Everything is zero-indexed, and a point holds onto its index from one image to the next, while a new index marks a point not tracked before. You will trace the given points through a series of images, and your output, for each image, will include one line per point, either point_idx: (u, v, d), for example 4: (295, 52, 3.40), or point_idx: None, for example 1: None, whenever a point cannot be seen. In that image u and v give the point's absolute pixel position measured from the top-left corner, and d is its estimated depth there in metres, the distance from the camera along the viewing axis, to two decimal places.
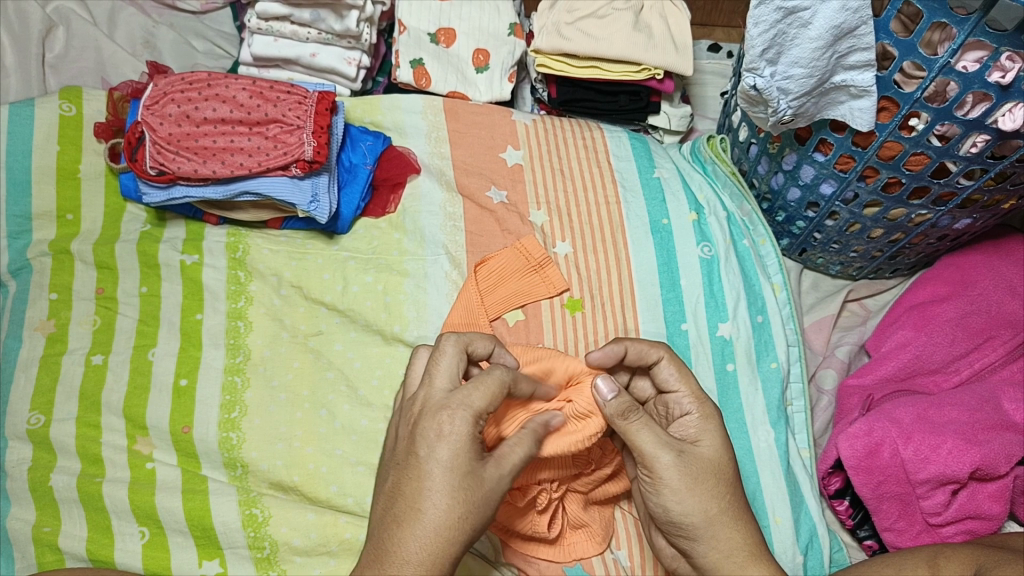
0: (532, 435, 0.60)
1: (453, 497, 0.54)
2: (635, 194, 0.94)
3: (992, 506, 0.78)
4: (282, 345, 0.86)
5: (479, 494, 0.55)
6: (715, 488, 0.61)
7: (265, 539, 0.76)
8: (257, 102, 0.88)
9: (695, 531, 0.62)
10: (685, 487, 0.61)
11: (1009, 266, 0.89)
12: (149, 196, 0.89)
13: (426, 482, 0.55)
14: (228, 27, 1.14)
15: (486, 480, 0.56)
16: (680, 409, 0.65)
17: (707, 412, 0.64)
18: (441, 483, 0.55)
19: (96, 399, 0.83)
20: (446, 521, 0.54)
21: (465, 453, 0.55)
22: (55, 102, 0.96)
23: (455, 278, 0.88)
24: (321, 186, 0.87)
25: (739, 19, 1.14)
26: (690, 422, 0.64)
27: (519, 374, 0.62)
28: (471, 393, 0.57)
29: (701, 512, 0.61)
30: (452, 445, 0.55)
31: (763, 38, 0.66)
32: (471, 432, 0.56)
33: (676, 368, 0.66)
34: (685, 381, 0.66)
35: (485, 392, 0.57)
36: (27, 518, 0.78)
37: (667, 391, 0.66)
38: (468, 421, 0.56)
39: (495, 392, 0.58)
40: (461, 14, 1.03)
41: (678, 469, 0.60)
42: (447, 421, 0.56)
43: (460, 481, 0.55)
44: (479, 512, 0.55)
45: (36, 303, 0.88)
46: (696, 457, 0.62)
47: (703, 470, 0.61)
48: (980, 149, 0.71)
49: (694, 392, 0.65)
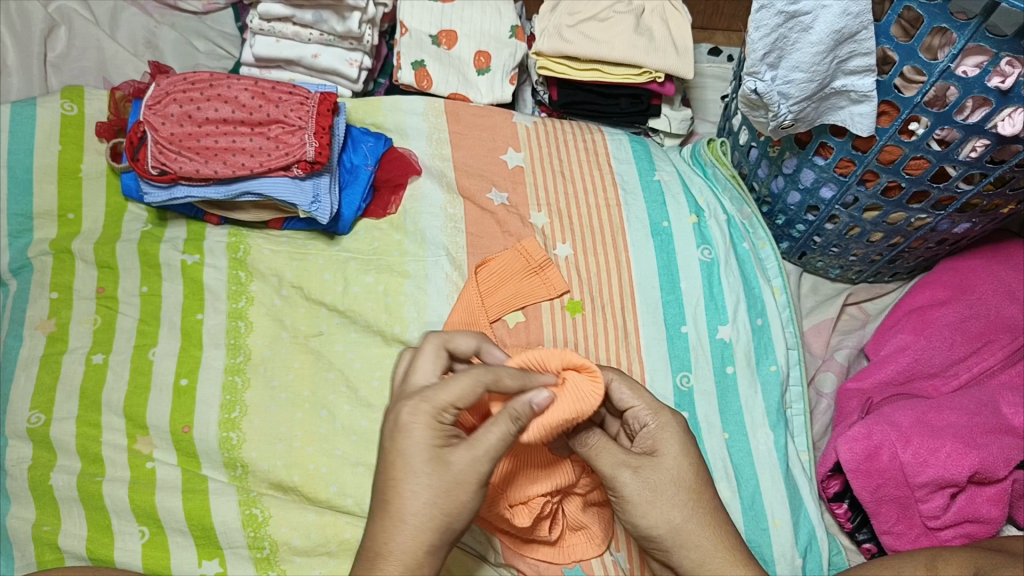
0: (509, 415, 0.57)
1: (419, 484, 0.54)
2: (635, 197, 0.94)
3: (991, 510, 0.78)
4: (283, 345, 0.86)
5: (446, 480, 0.55)
6: (674, 498, 0.62)
7: (265, 539, 0.77)
8: (259, 103, 0.88)
9: (663, 541, 0.63)
10: (646, 501, 0.62)
11: (1008, 271, 0.90)
12: (150, 196, 0.89)
13: (393, 475, 0.55)
14: (230, 27, 1.14)
15: (453, 464, 0.55)
16: (638, 422, 0.64)
17: (663, 420, 0.63)
18: (406, 474, 0.55)
19: (96, 398, 0.83)
20: (415, 510, 0.54)
21: (427, 442, 0.55)
22: (57, 101, 0.96)
23: (456, 280, 0.88)
24: (322, 187, 0.88)
25: (739, 23, 1.15)
26: (647, 433, 0.63)
27: (503, 371, 0.59)
28: (435, 386, 0.56)
29: (665, 522, 0.62)
30: (411, 436, 0.55)
31: (763, 42, 0.67)
32: (433, 422, 0.55)
33: (628, 387, 0.64)
34: (638, 395, 0.64)
35: (447, 384, 0.56)
36: (27, 517, 0.78)
37: (626, 410, 0.65)
38: (427, 412, 0.55)
39: (459, 381, 0.56)
40: (462, 17, 1.03)
41: (635, 484, 0.62)
42: (407, 414, 0.56)
43: (424, 468, 0.55)
44: (451, 498, 0.55)
45: (37, 302, 0.88)
46: (655, 469, 0.62)
47: (662, 481, 0.62)
48: (980, 154, 0.71)
49: (649, 404, 0.63)
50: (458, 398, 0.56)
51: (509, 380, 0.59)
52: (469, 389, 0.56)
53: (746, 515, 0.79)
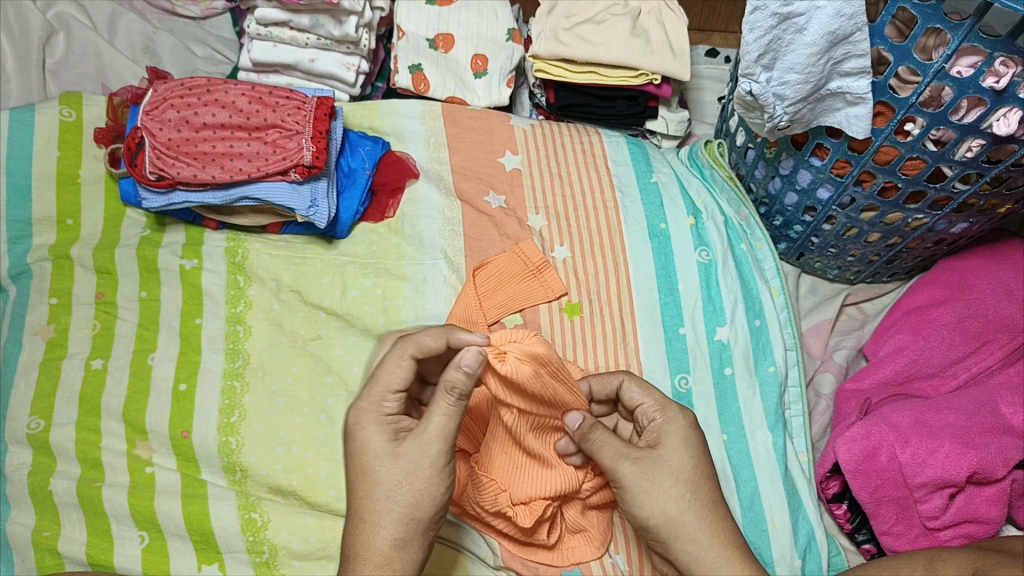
0: (443, 389, 0.57)
1: (373, 479, 0.59)
2: (632, 200, 0.94)
3: (989, 510, 0.78)
4: (281, 350, 0.86)
5: (397, 471, 0.59)
6: (671, 488, 0.62)
7: (264, 543, 0.77)
8: (256, 108, 0.88)
9: (660, 533, 0.62)
10: (642, 491, 0.62)
11: (1006, 270, 0.90)
12: (148, 202, 0.89)
13: (352, 477, 0.61)
14: (228, 32, 1.14)
15: (399, 454, 0.59)
16: (646, 418, 0.66)
17: (669, 415, 0.65)
18: (362, 473, 0.60)
19: (95, 403, 0.83)
20: (373, 506, 0.59)
21: (376, 440, 0.60)
22: (55, 107, 0.96)
23: (454, 283, 0.88)
24: (320, 191, 0.88)
25: (736, 24, 1.15)
26: (653, 428, 0.65)
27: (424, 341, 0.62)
28: (371, 383, 0.62)
29: (660, 514, 0.62)
30: (362, 436, 0.60)
31: (758, 44, 0.66)
32: (377, 418, 0.61)
33: (637, 385, 0.67)
34: (647, 393, 0.67)
35: (377, 376, 0.62)
36: (28, 522, 0.79)
37: (636, 407, 0.67)
38: (370, 411, 0.61)
39: (385, 370, 0.62)
40: (459, 20, 1.03)
41: (633, 476, 0.62)
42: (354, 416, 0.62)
43: (375, 463, 0.59)
44: (405, 489, 0.58)
45: (36, 308, 0.88)
46: (655, 462, 0.62)
47: (660, 472, 0.62)
48: (976, 153, 0.71)
49: (657, 400, 0.66)
50: (390, 385, 0.62)
51: (432, 343, 0.62)
52: (394, 372, 0.62)
53: (745, 517, 0.79)
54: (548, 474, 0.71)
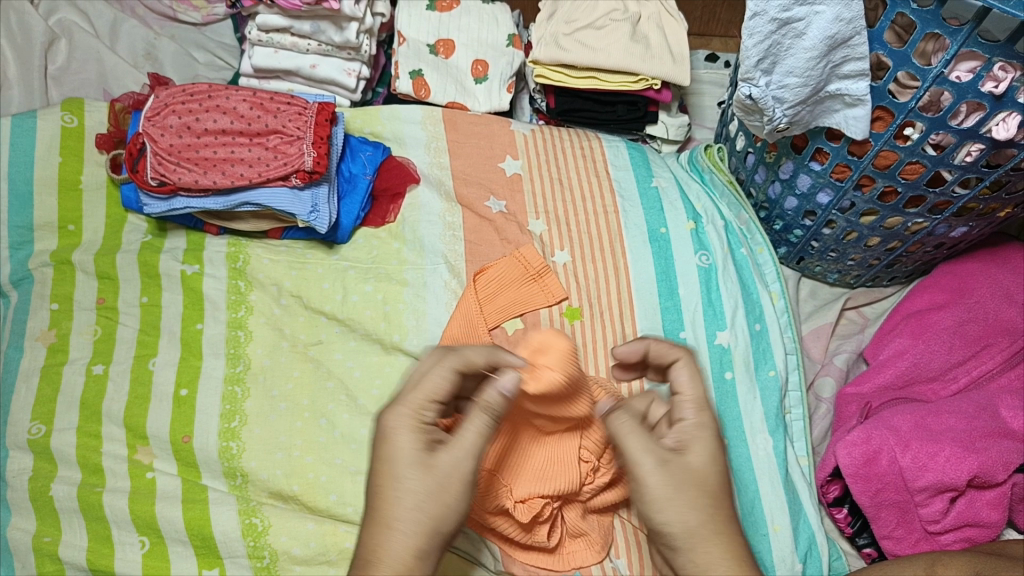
0: (480, 408, 0.57)
1: (403, 488, 0.55)
2: (633, 204, 0.95)
3: (990, 514, 0.78)
4: (282, 354, 0.86)
5: (432, 483, 0.55)
6: (695, 499, 0.57)
7: (265, 548, 0.77)
8: (257, 113, 0.88)
9: (674, 541, 0.57)
10: (664, 497, 0.57)
11: (1006, 274, 0.90)
12: (150, 207, 0.89)
13: (378, 482, 0.56)
14: (229, 38, 1.15)
15: (435, 465, 0.55)
16: (678, 414, 0.62)
17: (703, 419, 0.61)
18: (391, 479, 0.55)
19: (96, 409, 0.83)
20: (401, 515, 0.54)
21: (410, 446, 0.56)
22: (57, 113, 0.96)
23: (455, 287, 0.88)
24: (321, 196, 0.88)
25: (736, 30, 1.15)
26: (685, 428, 0.61)
27: (472, 353, 0.59)
28: (408, 386, 0.58)
29: (679, 523, 0.57)
30: (394, 441, 0.56)
31: (757, 49, 0.66)
32: (414, 423, 0.56)
33: (687, 372, 0.63)
34: (690, 386, 0.62)
35: (419, 381, 0.57)
36: (28, 528, 0.79)
37: (674, 396, 0.63)
38: (407, 415, 0.56)
39: (429, 377, 0.58)
40: (460, 26, 1.04)
41: (658, 478, 0.57)
42: (389, 418, 0.57)
43: (407, 472, 0.55)
44: (438, 502, 0.55)
45: (38, 313, 0.88)
46: (682, 468, 0.58)
47: (685, 481, 0.58)
48: (975, 158, 0.71)
49: (696, 399, 0.61)
50: (432, 393, 0.57)
51: (478, 357, 0.59)
52: (439, 381, 0.58)
53: (746, 521, 0.79)
54: (550, 470, 0.71)
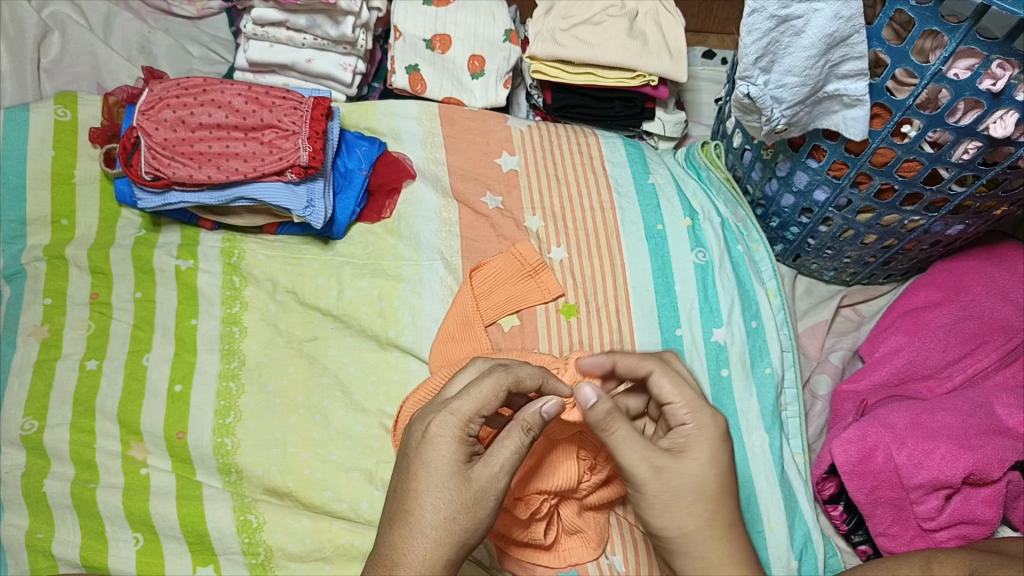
0: (520, 426, 0.59)
1: (440, 497, 0.57)
2: (629, 201, 0.94)
3: (985, 511, 0.78)
4: (277, 350, 0.86)
5: (467, 495, 0.57)
6: (692, 505, 0.60)
7: (260, 545, 0.77)
8: (252, 108, 0.87)
9: (672, 544, 0.62)
10: (662, 503, 0.61)
11: (1001, 272, 0.90)
12: (144, 202, 0.89)
13: (414, 486, 0.58)
14: (224, 33, 1.14)
15: (474, 480, 0.58)
16: (674, 419, 0.63)
17: (701, 422, 0.62)
18: (428, 486, 0.57)
19: (90, 405, 0.82)
20: (434, 523, 0.57)
21: (452, 456, 0.58)
22: (50, 107, 0.96)
23: (451, 284, 0.88)
24: (316, 192, 0.87)
25: (732, 27, 1.15)
26: (684, 432, 0.62)
27: (523, 372, 0.61)
28: (457, 396, 0.59)
29: (676, 527, 0.61)
30: (437, 449, 0.58)
31: (756, 46, 0.66)
32: (459, 434, 0.58)
33: (668, 380, 0.63)
34: (679, 391, 0.63)
35: (470, 393, 0.59)
36: (21, 524, 0.78)
37: (665, 403, 0.64)
38: (453, 425, 0.58)
39: (480, 391, 0.59)
40: (456, 21, 1.03)
41: (657, 484, 0.60)
42: (435, 425, 0.58)
43: (446, 482, 0.57)
44: (470, 515, 0.57)
45: (31, 309, 0.88)
46: (678, 473, 0.61)
47: (683, 486, 0.60)
48: (972, 156, 0.71)
49: (687, 403, 0.62)
50: (481, 406, 0.59)
51: (529, 380, 0.61)
52: (491, 397, 0.59)
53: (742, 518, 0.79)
54: (548, 465, 0.71)
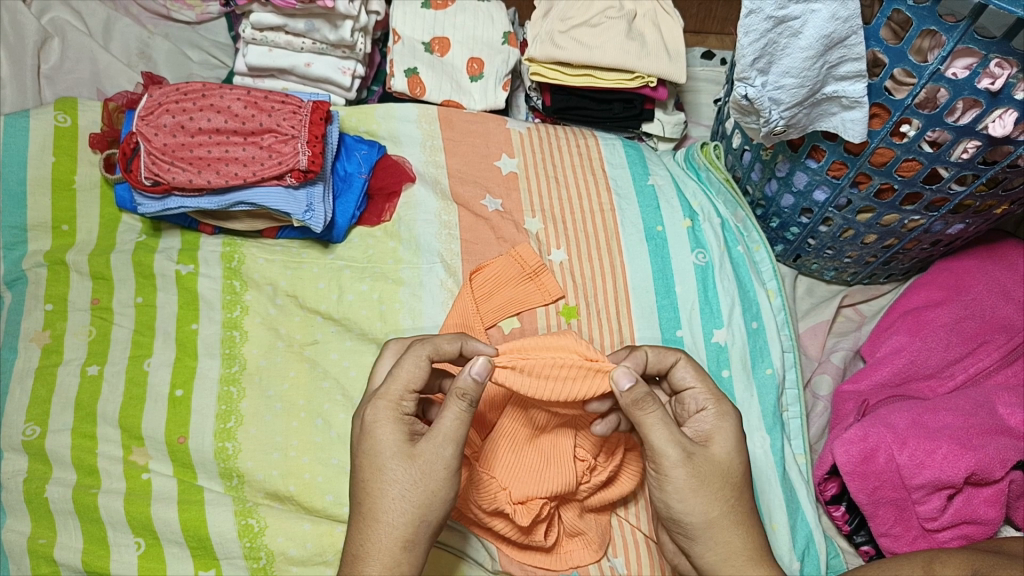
0: (454, 395, 0.57)
1: (387, 480, 0.57)
2: (629, 202, 0.95)
3: (988, 511, 0.78)
4: (278, 355, 0.86)
5: (413, 473, 0.57)
6: (719, 491, 0.61)
7: (262, 549, 0.77)
8: (252, 113, 0.88)
9: (693, 531, 0.62)
10: (688, 488, 0.60)
11: (1003, 271, 0.90)
12: (144, 207, 0.89)
13: (364, 476, 0.58)
14: (223, 37, 1.15)
15: (415, 455, 0.57)
16: (695, 405, 0.64)
17: (723, 408, 0.63)
18: (373, 472, 0.58)
19: (91, 410, 0.83)
20: (386, 508, 0.57)
21: (392, 440, 0.58)
22: (50, 113, 0.96)
23: (451, 287, 0.88)
24: (316, 195, 0.88)
25: (732, 27, 1.15)
26: (706, 418, 0.63)
27: (440, 341, 0.62)
28: (385, 381, 0.60)
29: (702, 513, 0.61)
30: (375, 435, 0.58)
31: (753, 47, 0.66)
32: (395, 416, 0.59)
33: (693, 367, 0.65)
34: (701, 379, 0.65)
35: (394, 374, 0.60)
36: (23, 530, 0.79)
37: (683, 390, 0.65)
38: (387, 409, 0.59)
39: (404, 370, 0.60)
40: (455, 24, 1.03)
41: (685, 469, 0.60)
42: (369, 413, 0.59)
43: (390, 464, 0.58)
44: (421, 493, 0.57)
45: (32, 314, 0.88)
46: (706, 458, 0.61)
47: (711, 471, 0.61)
48: (971, 155, 0.71)
49: (711, 390, 0.64)
50: (409, 384, 0.60)
51: (447, 346, 0.62)
52: (415, 374, 0.60)
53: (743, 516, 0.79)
54: (547, 468, 0.71)
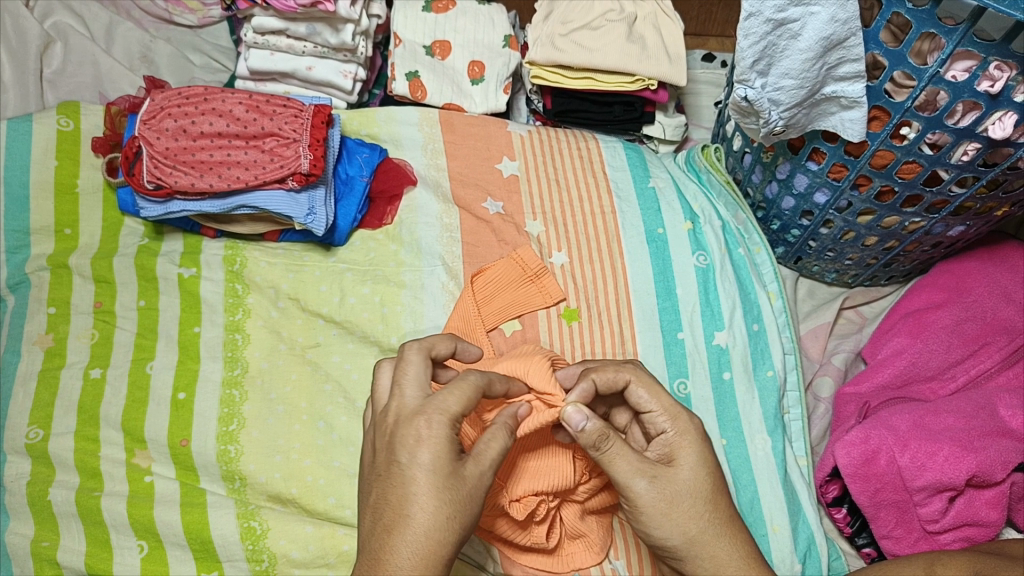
0: (505, 427, 0.59)
1: (439, 497, 0.55)
2: (629, 203, 0.95)
3: (989, 513, 0.78)
4: (280, 358, 0.86)
5: (463, 493, 0.56)
6: (692, 508, 0.61)
7: (264, 551, 0.77)
8: (253, 116, 0.88)
9: (679, 550, 0.62)
10: (662, 512, 0.60)
11: (1003, 273, 0.90)
12: (146, 211, 0.89)
13: (413, 488, 0.55)
14: (225, 41, 1.15)
15: (469, 478, 0.56)
16: (655, 426, 0.63)
17: (683, 427, 0.62)
18: (425, 487, 0.55)
19: (94, 412, 0.83)
20: (435, 524, 0.55)
21: (443, 457, 0.56)
22: (53, 117, 0.96)
23: (452, 289, 0.88)
24: (317, 199, 0.88)
25: (733, 29, 1.16)
26: (667, 440, 0.63)
27: (494, 377, 0.62)
28: (441, 396, 0.58)
29: (681, 534, 0.61)
30: (430, 449, 0.56)
31: (752, 50, 0.66)
32: (449, 434, 0.57)
33: (646, 388, 0.63)
34: (658, 398, 0.63)
35: (454, 393, 0.58)
36: (27, 533, 0.79)
37: (643, 411, 0.64)
38: (443, 424, 0.57)
39: (466, 391, 0.58)
40: (456, 27, 1.03)
41: (654, 493, 0.60)
42: (424, 426, 0.56)
43: (444, 481, 0.55)
44: (466, 513, 0.56)
45: (35, 318, 0.88)
46: (672, 479, 0.61)
47: (680, 492, 0.61)
48: (972, 157, 0.71)
49: (668, 410, 0.63)
50: (464, 407, 0.58)
51: (500, 385, 0.62)
52: (473, 398, 0.59)
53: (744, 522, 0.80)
54: (545, 467, 0.70)
